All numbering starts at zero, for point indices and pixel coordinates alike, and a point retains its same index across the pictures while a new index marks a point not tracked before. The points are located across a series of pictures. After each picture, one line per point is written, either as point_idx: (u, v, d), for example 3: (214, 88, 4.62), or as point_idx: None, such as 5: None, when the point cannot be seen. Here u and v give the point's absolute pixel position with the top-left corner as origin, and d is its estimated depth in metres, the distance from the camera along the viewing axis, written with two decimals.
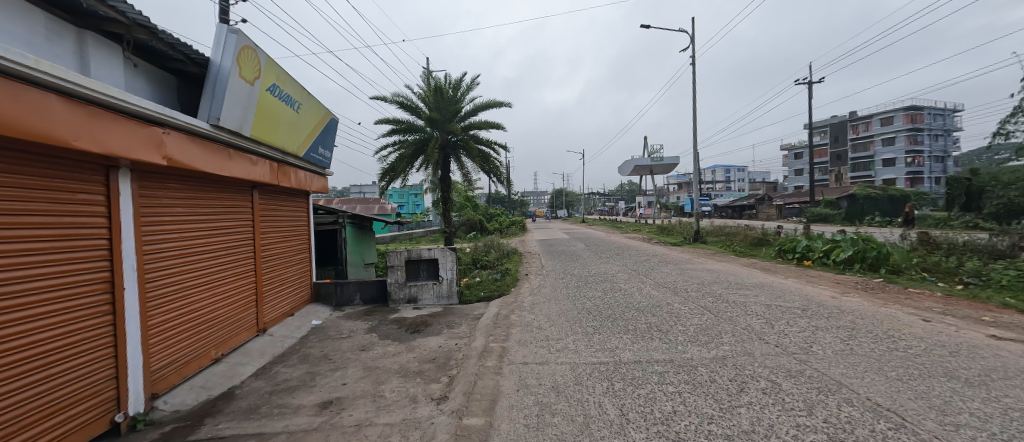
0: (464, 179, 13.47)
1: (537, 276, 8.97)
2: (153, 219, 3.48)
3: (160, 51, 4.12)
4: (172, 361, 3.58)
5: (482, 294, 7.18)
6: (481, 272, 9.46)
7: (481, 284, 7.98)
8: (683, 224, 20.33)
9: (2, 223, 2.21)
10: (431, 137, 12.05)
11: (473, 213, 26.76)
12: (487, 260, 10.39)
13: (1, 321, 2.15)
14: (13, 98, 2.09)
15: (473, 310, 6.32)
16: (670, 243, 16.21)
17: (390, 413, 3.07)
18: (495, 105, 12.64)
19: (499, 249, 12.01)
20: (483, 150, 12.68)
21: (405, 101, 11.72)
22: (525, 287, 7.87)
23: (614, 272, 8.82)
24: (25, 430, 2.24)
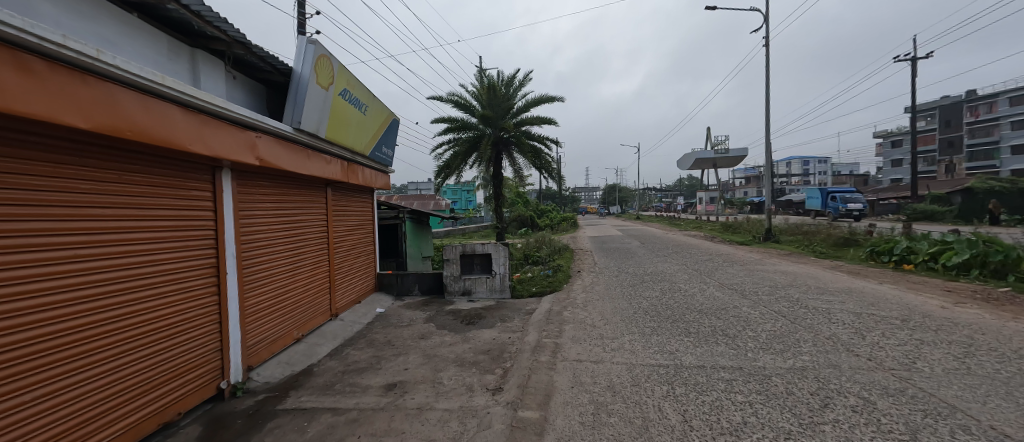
0: (515, 176, 13.52)
1: (590, 273, 8.81)
2: (249, 213, 3.95)
3: (253, 64, 4.64)
4: (262, 338, 4.03)
5: (535, 290, 7.23)
6: (532, 267, 9.45)
7: (532, 279, 8.01)
8: (752, 221, 18.56)
9: (135, 214, 2.68)
10: (483, 134, 12.24)
11: (523, 209, 26.73)
12: (539, 256, 10.41)
13: (133, 296, 2.64)
14: (145, 109, 2.55)
15: (526, 305, 6.38)
16: (737, 243, 14.87)
17: (449, 400, 3.23)
18: (546, 99, 12.51)
19: (550, 246, 11.91)
20: (535, 146, 12.65)
21: (459, 100, 12.01)
22: (577, 284, 7.73)
23: (673, 272, 8.37)
24: (155, 388, 2.78)
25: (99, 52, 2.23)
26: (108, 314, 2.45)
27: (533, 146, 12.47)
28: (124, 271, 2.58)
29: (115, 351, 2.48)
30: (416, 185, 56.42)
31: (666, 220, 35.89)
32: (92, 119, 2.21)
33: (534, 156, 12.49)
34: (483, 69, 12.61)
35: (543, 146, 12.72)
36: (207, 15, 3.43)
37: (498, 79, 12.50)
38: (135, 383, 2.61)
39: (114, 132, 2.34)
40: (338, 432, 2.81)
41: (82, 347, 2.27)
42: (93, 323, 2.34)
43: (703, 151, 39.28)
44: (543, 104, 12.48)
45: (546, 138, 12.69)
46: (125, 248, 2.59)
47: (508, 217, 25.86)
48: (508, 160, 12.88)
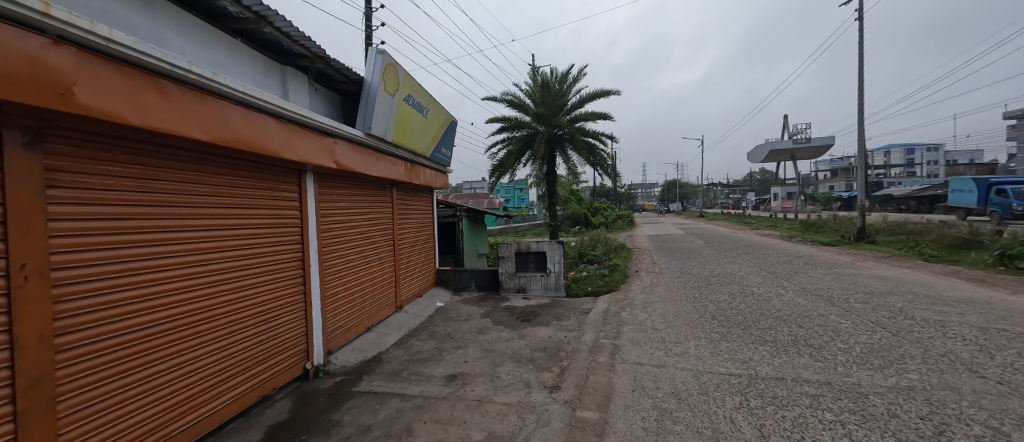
0: (569, 173, 13.33)
1: (649, 273, 8.43)
2: (330, 211, 4.40)
3: (330, 77, 5.09)
4: (339, 326, 4.43)
5: (591, 289, 7.10)
6: (587, 266, 9.27)
7: (588, 278, 7.86)
8: (840, 219, 16.40)
9: (236, 213, 3.19)
10: (537, 132, 12.24)
11: (577, 206, 26.28)
12: (594, 255, 10.17)
13: (230, 286, 3.09)
14: (246, 121, 3.01)
15: (582, 304, 6.28)
16: (822, 243, 13.24)
17: (507, 394, 3.31)
18: (601, 93, 12.14)
19: (605, 244, 11.60)
20: (590, 142, 12.37)
21: (513, 99, 12.13)
22: (635, 284, 7.45)
23: (744, 274, 7.71)
24: (253, 366, 3.27)
25: (213, 75, 2.73)
26: (205, 303, 2.88)
27: (588, 142, 12.21)
28: (222, 265, 3.04)
29: (214, 335, 2.93)
30: (470, 184, 58.21)
31: (734, 217, 33.09)
32: (209, 133, 2.71)
33: (589, 152, 12.24)
34: (537, 67, 12.58)
35: (597, 142, 12.39)
36: (292, 33, 3.82)
37: (552, 76, 12.40)
38: (236, 361, 3.11)
39: (227, 143, 2.85)
40: (406, 417, 3.03)
41: (174, 335, 2.65)
42: (189, 313, 2.75)
43: (775, 142, 35.59)
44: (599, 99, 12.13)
45: (602, 134, 12.34)
46: (225, 241, 3.08)
47: (561, 215, 25.64)
48: (562, 157, 12.74)
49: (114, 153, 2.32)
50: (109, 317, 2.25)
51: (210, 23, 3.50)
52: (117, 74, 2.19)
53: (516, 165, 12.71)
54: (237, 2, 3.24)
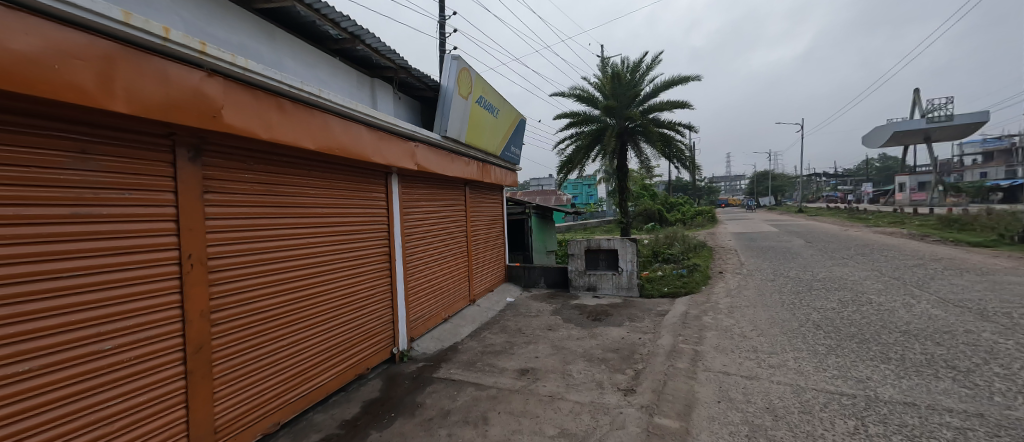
0: (641, 167, 12.64)
1: (736, 275, 7.67)
2: (412, 210, 4.77)
3: (411, 86, 5.48)
4: (421, 316, 4.80)
5: (667, 290, 6.70)
6: (662, 266, 8.75)
7: (663, 278, 7.41)
8: (999, 214, 13.08)
9: (339, 211, 3.65)
10: (606, 126, 11.80)
11: (649, 202, 24.85)
12: (670, 253, 9.55)
13: (334, 276, 3.55)
14: (345, 130, 3.42)
15: (658, 306, 5.95)
16: (970, 242, 10.74)
17: (579, 393, 3.28)
18: (678, 79, 11.27)
19: (683, 242, 10.81)
20: (665, 133, 11.58)
21: (582, 94, 11.87)
22: (718, 286, 6.84)
23: (859, 279, 6.60)
24: (352, 346, 3.71)
25: (318, 91, 3.14)
26: (316, 289, 3.35)
27: (662, 134, 11.46)
28: (328, 257, 3.49)
29: (322, 317, 3.40)
30: (535, 181, 58.64)
31: (841, 212, 28.41)
32: (316, 142, 3.14)
33: (663, 144, 11.47)
34: (606, 58, 12.12)
35: (674, 133, 11.56)
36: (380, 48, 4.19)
37: (623, 66, 11.86)
38: (338, 341, 3.56)
39: (329, 151, 3.27)
40: (482, 406, 3.18)
41: (293, 316, 3.13)
42: (304, 297, 3.23)
43: (899, 122, 29.70)
44: (676, 86, 11.28)
45: (679, 124, 11.47)
46: (332, 236, 3.55)
47: (632, 211, 24.50)
48: (633, 151, 12.13)
49: (248, 163, 2.82)
50: (248, 298, 2.76)
51: (316, 47, 4.00)
52: (250, 96, 2.63)
53: (584, 161, 12.44)
54: (336, 26, 3.67)
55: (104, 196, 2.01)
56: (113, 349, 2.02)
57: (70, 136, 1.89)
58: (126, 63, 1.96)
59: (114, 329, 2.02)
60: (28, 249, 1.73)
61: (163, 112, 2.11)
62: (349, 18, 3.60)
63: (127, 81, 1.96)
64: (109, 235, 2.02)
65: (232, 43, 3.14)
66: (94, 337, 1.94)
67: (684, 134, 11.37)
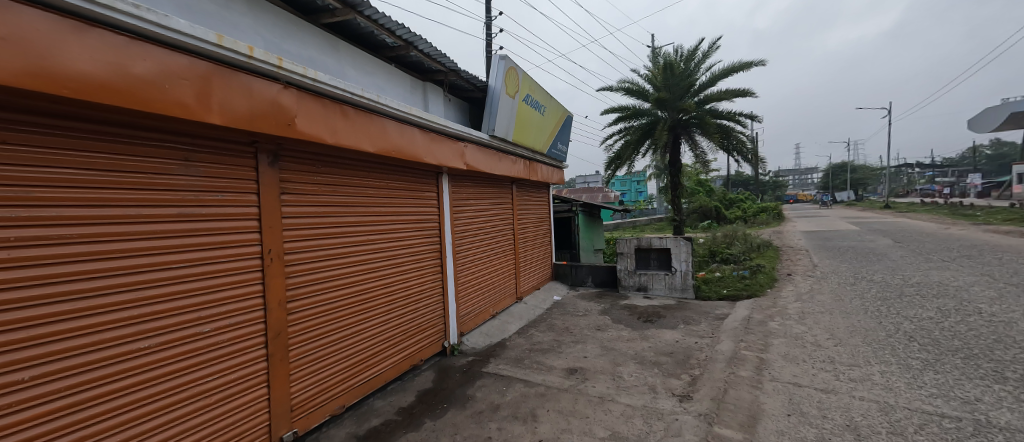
0: (696, 161, 11.92)
1: (809, 278, 6.98)
2: (461, 208, 4.91)
3: (461, 88, 5.63)
4: (470, 311, 4.94)
5: (727, 292, 6.28)
6: (721, 266, 8.21)
7: (722, 280, 6.95)
8: None
9: (394, 210, 3.84)
10: (658, 119, 11.28)
11: (706, 199, 23.35)
12: (729, 253, 8.92)
13: (392, 271, 3.77)
14: (399, 133, 3.60)
15: (716, 309, 5.60)
16: None
17: (631, 396, 3.19)
18: (739, 66, 10.46)
19: (744, 242, 10.04)
20: (723, 124, 10.80)
21: (631, 87, 11.44)
22: (787, 290, 6.28)
23: (967, 285, 5.69)
24: (408, 338, 3.92)
25: (376, 97, 3.35)
26: (376, 282, 3.58)
27: (720, 125, 10.71)
28: (385, 253, 3.71)
29: (382, 309, 3.64)
30: (580, 179, 57.72)
31: (940, 208, 24.64)
32: (376, 146, 3.34)
33: (722, 136, 10.71)
34: (657, 48, 11.56)
35: (733, 124, 10.74)
36: (431, 52, 4.36)
37: (676, 55, 11.24)
38: (396, 332, 3.77)
39: (387, 154, 3.47)
40: (531, 402, 3.20)
41: (357, 307, 3.38)
42: (366, 290, 3.47)
43: (1018, 101, 25.09)
44: (736, 73, 10.48)
45: (740, 114, 10.65)
46: (389, 234, 3.75)
47: (686, 209, 23.19)
48: (687, 145, 11.47)
49: (317, 167, 3.07)
50: (319, 290, 3.02)
51: (374, 55, 4.26)
52: (319, 105, 2.86)
53: (633, 157, 12.00)
54: (392, 34, 3.87)
55: (203, 198, 2.31)
56: (211, 331, 2.32)
57: (177, 146, 2.19)
58: (218, 80, 2.22)
59: (211, 314, 2.32)
60: (149, 244, 2.04)
61: (249, 122, 2.37)
62: (404, 26, 3.78)
63: (220, 97, 2.23)
64: (207, 232, 2.31)
65: (303, 57, 3.44)
66: (196, 321, 2.25)
67: (745, 124, 10.54)
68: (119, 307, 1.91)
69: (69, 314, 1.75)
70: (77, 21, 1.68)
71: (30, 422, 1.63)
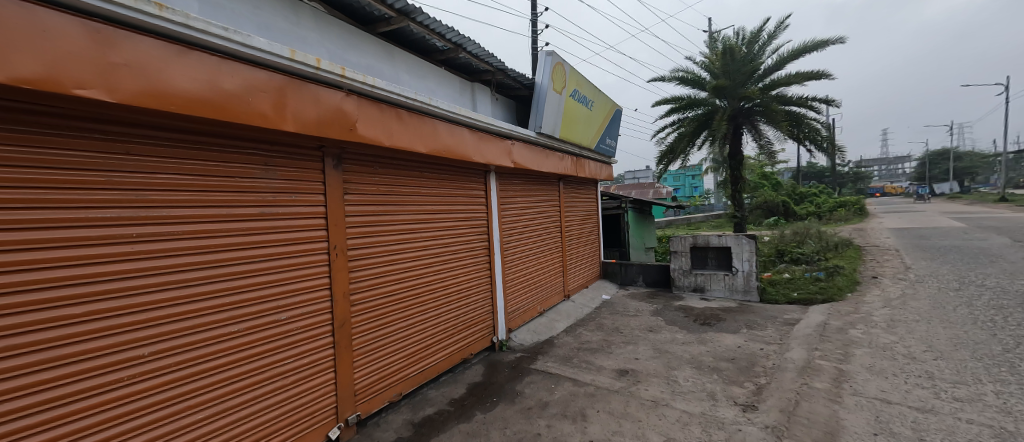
0: (760, 152, 10.97)
1: (901, 282, 6.14)
2: (509, 206, 4.96)
3: (508, 86, 5.67)
4: (518, 308, 4.99)
5: (798, 295, 5.74)
6: (791, 267, 7.51)
7: (793, 282, 6.36)
8: None
9: (445, 209, 3.97)
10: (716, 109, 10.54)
11: (771, 194, 21.45)
12: (800, 253, 8.13)
13: (443, 266, 3.91)
14: (449, 133, 3.71)
15: (785, 313, 5.14)
16: None
17: (687, 402, 3.04)
18: (812, 45, 9.44)
19: (818, 240, 9.08)
20: (793, 111, 9.82)
21: (686, 76, 10.80)
22: (873, 295, 5.59)
23: None
24: (458, 332, 4.05)
25: (429, 100, 3.48)
26: (429, 277, 3.74)
27: (789, 112, 9.76)
28: (437, 250, 3.85)
29: (435, 303, 3.80)
30: (629, 175, 55.77)
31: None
32: (428, 147, 3.48)
33: (791, 124, 9.75)
34: (715, 32, 10.79)
35: (805, 110, 9.72)
36: (479, 53, 4.44)
37: (736, 39, 10.42)
38: (447, 326, 3.92)
39: (438, 154, 3.60)
40: (580, 402, 3.17)
41: (412, 300, 3.55)
42: (421, 284, 3.64)
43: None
44: (809, 54, 9.47)
45: (813, 98, 9.61)
46: (440, 232, 3.89)
47: (748, 205, 21.49)
48: (750, 135, 10.60)
49: (374, 168, 3.25)
50: (379, 284, 3.22)
51: (425, 60, 4.43)
52: (377, 109, 3.03)
53: (687, 150, 11.33)
54: (443, 37, 4.00)
55: (279, 198, 2.57)
56: (288, 319, 2.57)
57: (259, 153, 2.46)
58: (291, 91, 2.44)
59: (287, 304, 2.58)
60: (236, 240, 2.32)
61: (317, 129, 2.58)
62: (453, 29, 3.89)
63: (293, 106, 2.45)
64: (282, 230, 2.57)
65: (363, 65, 3.67)
66: (275, 309, 2.51)
67: (819, 110, 9.50)
68: (214, 295, 2.19)
69: (179, 300, 2.04)
70: (180, 47, 1.94)
71: (148, 391, 1.91)
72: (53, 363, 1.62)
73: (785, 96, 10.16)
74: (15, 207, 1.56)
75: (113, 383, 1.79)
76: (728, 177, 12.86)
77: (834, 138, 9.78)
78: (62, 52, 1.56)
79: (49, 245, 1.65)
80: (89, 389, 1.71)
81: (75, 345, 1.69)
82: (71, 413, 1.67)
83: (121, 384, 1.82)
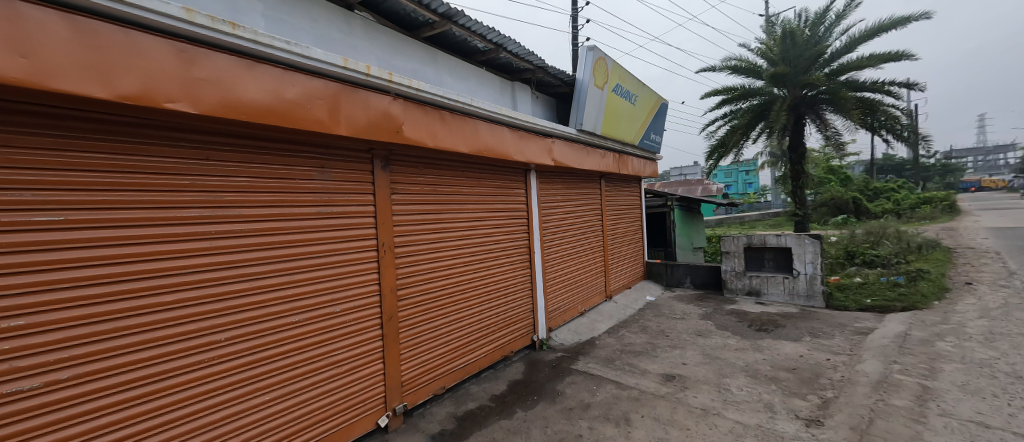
0: (826, 144, 10.01)
1: (1006, 290, 5.32)
2: (549, 205, 4.93)
3: (548, 84, 5.63)
4: (558, 307, 4.96)
5: (872, 302, 5.18)
6: (864, 271, 6.79)
7: (866, 287, 5.75)
8: None
9: (485, 207, 4.02)
10: (774, 98, 9.76)
11: (840, 190, 19.49)
12: (876, 255, 7.31)
13: (485, 264, 3.97)
14: (490, 133, 3.76)
15: (856, 321, 4.66)
16: None
17: (741, 412, 2.85)
18: (890, 23, 8.43)
19: (897, 241, 8.12)
20: (866, 97, 8.83)
21: (739, 65, 10.09)
22: (968, 303, 4.90)
23: None
24: (499, 329, 4.09)
25: (471, 100, 3.54)
26: (471, 275, 3.81)
27: (862, 98, 8.80)
28: (478, 248, 3.92)
29: (477, 300, 3.87)
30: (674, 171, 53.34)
31: None
32: (470, 147, 3.54)
33: (864, 111, 8.78)
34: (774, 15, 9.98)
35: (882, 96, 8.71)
36: (519, 51, 4.46)
37: (798, 22, 9.56)
38: (488, 322, 3.98)
39: (480, 154, 3.65)
40: (623, 405, 3.08)
41: (455, 297, 3.64)
42: (463, 281, 3.73)
43: None
44: (886, 32, 8.47)
45: (892, 82, 8.58)
46: (481, 230, 3.95)
47: (813, 202, 19.70)
48: (814, 125, 9.70)
49: (419, 168, 3.37)
50: (423, 280, 3.34)
51: (467, 61, 4.51)
52: (421, 112, 3.14)
53: (741, 143, 10.59)
54: (484, 38, 4.05)
55: (333, 198, 2.74)
56: (341, 311, 2.75)
57: (315, 156, 2.64)
58: (344, 96, 2.58)
59: (340, 297, 2.76)
60: (295, 237, 2.51)
61: (366, 132, 2.71)
62: (495, 29, 3.92)
63: (346, 111, 2.60)
64: (335, 228, 2.74)
65: (409, 69, 3.81)
66: (330, 302, 2.70)
67: (899, 94, 8.47)
68: (277, 287, 2.40)
69: (248, 291, 2.27)
70: (248, 60, 2.12)
71: (220, 374, 2.12)
72: (143, 345, 1.85)
73: (857, 80, 9.16)
74: (112, 207, 1.80)
75: (192, 365, 2.02)
76: (788, 172, 11.86)
77: (917, 126, 8.67)
78: (152, 71, 1.76)
79: (144, 240, 1.89)
80: (171, 369, 1.94)
81: (161, 329, 1.92)
82: (157, 390, 1.90)
83: (198, 366, 2.04)
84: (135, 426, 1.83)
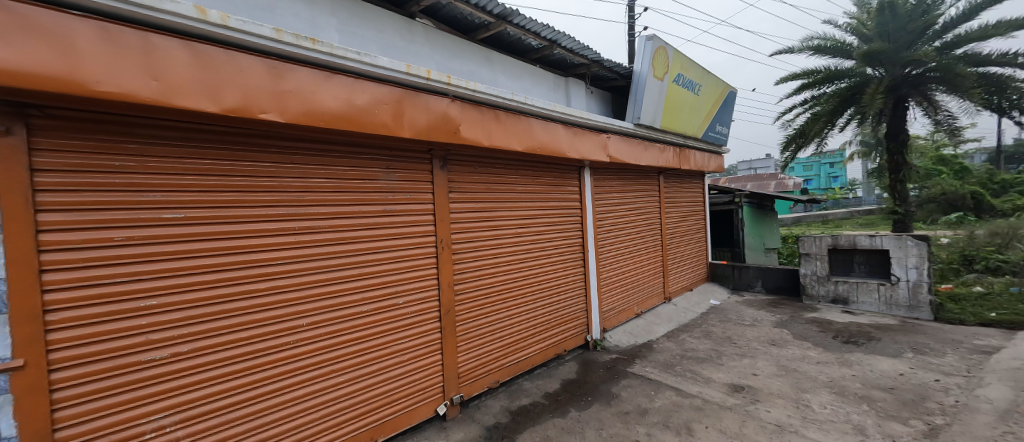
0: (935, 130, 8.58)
1: None
2: (603, 202, 4.80)
3: (604, 78, 5.47)
4: (613, 307, 4.83)
5: (999, 316, 4.38)
6: (988, 279, 5.75)
7: (991, 298, 4.87)
8: None
9: (539, 205, 4.03)
10: (868, 79, 8.55)
11: (954, 183, 16.65)
12: (1006, 261, 6.14)
13: (538, 262, 3.98)
14: (544, 130, 3.75)
15: (976, 338, 3.97)
16: None
17: (825, 433, 2.56)
18: None
19: None
20: (993, 72, 7.40)
21: (823, 43, 8.98)
22: None
23: None
24: (552, 328, 4.08)
25: (524, 99, 3.57)
26: (525, 272, 3.85)
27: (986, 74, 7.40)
28: (531, 246, 3.93)
29: (530, 297, 3.90)
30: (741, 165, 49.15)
31: None
32: (524, 145, 3.56)
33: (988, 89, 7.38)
34: None
35: (1014, 70, 7.27)
36: (574, 46, 4.38)
37: None
38: (541, 319, 3.99)
39: (534, 152, 3.66)
40: (685, 414, 2.93)
41: (509, 293, 3.70)
42: (517, 278, 3.77)
43: None
44: None
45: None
46: (534, 228, 3.96)
47: (917, 198, 17.06)
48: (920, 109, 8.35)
49: (475, 167, 3.46)
50: (479, 276, 3.44)
51: (521, 59, 4.53)
52: (477, 112, 3.21)
53: (825, 132, 9.45)
54: (539, 36, 4.03)
55: (398, 197, 2.92)
56: (404, 303, 2.93)
57: (382, 158, 2.83)
58: (407, 101, 2.72)
59: (404, 290, 2.94)
60: (364, 234, 2.71)
61: (427, 134, 2.84)
62: (549, 26, 3.89)
63: (409, 115, 2.74)
64: (399, 225, 2.92)
65: (466, 71, 3.91)
66: (394, 295, 2.88)
67: None
68: (349, 279, 2.62)
69: (325, 282, 2.51)
70: (326, 72, 2.31)
71: (303, 354, 2.39)
72: (242, 325, 2.15)
73: (980, 52, 7.70)
74: (220, 206, 2.08)
75: (281, 345, 2.30)
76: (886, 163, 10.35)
77: None
78: (250, 87, 2.00)
79: (243, 235, 2.17)
80: (265, 347, 2.23)
81: (257, 312, 2.21)
82: (256, 365, 2.19)
83: (286, 346, 2.32)
84: (242, 394, 2.14)
